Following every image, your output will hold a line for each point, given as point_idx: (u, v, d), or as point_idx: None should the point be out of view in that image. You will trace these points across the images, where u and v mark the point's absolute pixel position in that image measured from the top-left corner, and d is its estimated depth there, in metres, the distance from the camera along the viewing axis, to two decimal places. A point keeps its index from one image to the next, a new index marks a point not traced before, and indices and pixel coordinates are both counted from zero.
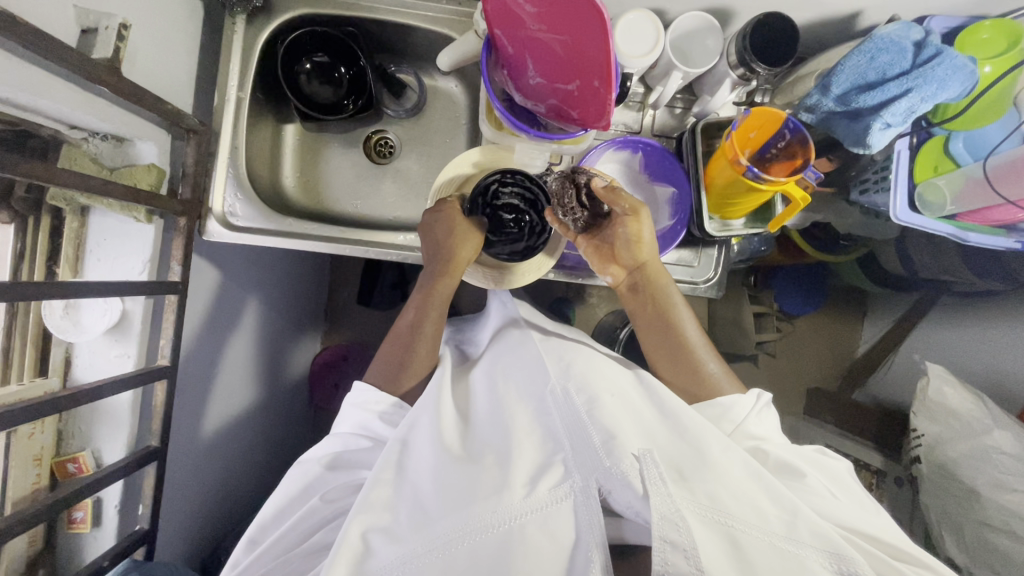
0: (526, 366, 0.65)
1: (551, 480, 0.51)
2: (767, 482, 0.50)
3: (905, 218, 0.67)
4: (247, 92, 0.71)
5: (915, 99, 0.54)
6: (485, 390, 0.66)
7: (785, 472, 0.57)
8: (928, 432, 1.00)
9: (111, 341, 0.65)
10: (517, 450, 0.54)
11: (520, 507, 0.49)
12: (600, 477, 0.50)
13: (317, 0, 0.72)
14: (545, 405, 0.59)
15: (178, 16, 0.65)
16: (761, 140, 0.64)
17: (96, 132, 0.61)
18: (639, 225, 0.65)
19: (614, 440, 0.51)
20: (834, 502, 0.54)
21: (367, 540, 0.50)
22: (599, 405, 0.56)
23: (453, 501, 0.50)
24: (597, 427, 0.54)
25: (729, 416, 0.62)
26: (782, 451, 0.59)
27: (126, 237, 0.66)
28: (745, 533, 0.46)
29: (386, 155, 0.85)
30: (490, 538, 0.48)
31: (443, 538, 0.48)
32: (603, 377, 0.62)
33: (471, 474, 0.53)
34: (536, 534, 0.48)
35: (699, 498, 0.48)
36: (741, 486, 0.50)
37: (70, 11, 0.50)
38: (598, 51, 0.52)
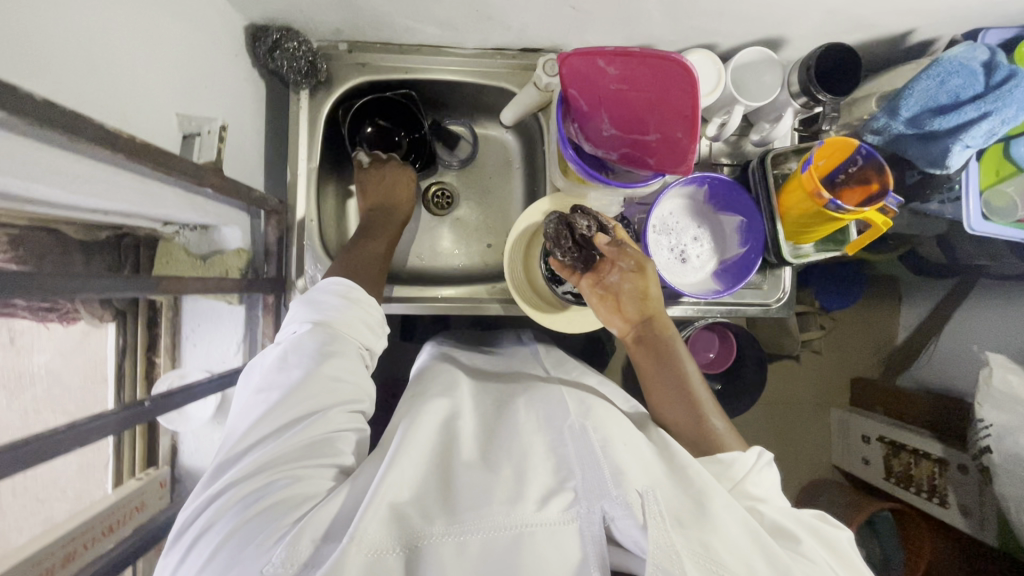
0: (550, 391, 0.60)
1: (562, 501, 0.46)
2: (765, 543, 0.44)
3: (980, 228, 0.67)
4: (315, 162, 0.73)
5: (995, 121, 0.56)
6: (505, 405, 0.61)
7: (782, 539, 0.49)
8: (996, 422, 1.01)
9: (214, 425, 0.66)
10: (532, 466, 0.49)
11: (530, 519, 0.45)
12: (604, 504, 0.45)
13: (374, 67, 0.74)
14: (565, 429, 0.53)
15: (247, 99, 0.67)
16: (830, 167, 0.65)
17: (187, 224, 0.62)
18: (644, 282, 0.64)
19: (622, 474, 0.46)
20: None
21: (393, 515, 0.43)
22: (616, 442, 0.50)
23: (464, 503, 0.46)
24: (609, 460, 0.48)
25: (726, 471, 0.54)
26: (779, 514, 0.51)
27: (219, 320, 0.67)
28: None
29: (444, 206, 0.86)
30: (496, 544, 0.44)
31: (466, 527, 0.44)
32: (617, 415, 0.56)
33: (484, 480, 0.48)
34: (544, 547, 0.44)
35: (696, 545, 0.43)
36: (739, 544, 0.44)
37: (172, 119, 0.52)
38: (684, 105, 0.54)
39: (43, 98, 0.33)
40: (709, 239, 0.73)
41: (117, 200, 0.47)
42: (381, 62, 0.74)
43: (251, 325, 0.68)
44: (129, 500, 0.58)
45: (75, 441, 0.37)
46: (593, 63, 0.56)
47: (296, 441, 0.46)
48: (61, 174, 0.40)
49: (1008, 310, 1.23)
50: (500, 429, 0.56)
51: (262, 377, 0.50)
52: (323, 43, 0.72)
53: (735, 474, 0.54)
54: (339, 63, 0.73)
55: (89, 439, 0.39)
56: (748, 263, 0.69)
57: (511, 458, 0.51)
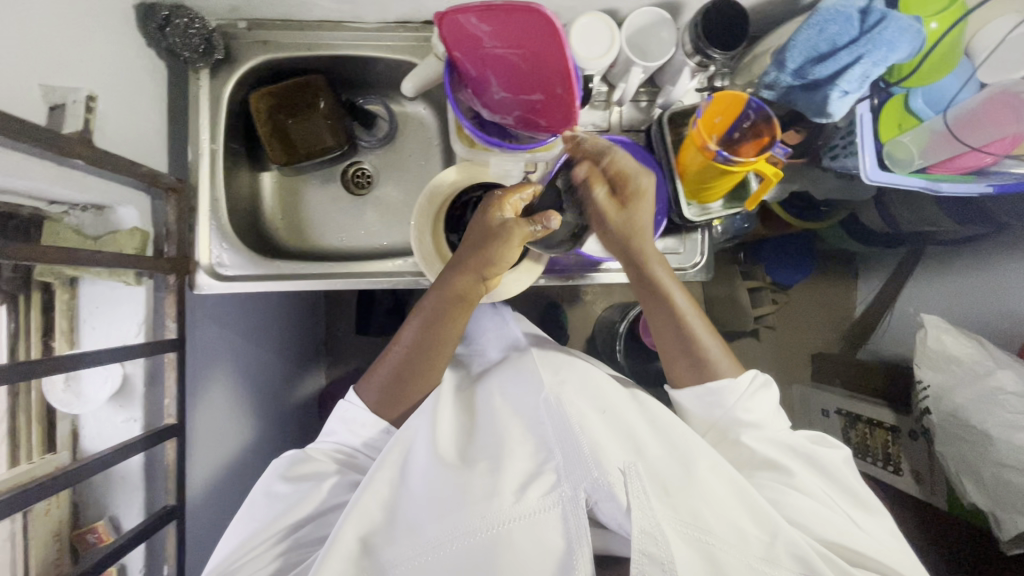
0: (520, 375, 0.68)
1: (540, 488, 0.55)
2: (747, 495, 0.55)
3: (876, 177, 0.68)
4: (220, 143, 0.72)
5: (868, 64, 0.56)
6: (483, 400, 0.69)
7: (777, 471, 0.62)
8: (933, 382, 1.01)
9: (115, 408, 0.66)
10: (508, 457, 0.58)
11: (510, 513, 0.53)
12: (586, 487, 0.53)
13: (274, 45, 0.73)
14: (539, 414, 0.62)
15: (142, 80, 0.66)
16: (728, 122, 0.66)
17: (76, 204, 0.62)
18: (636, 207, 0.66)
19: (601, 452, 0.54)
20: (821, 503, 0.60)
21: (364, 542, 0.56)
22: (590, 420, 0.59)
23: (444, 506, 0.55)
24: (587, 437, 0.56)
25: (723, 404, 0.67)
26: (766, 447, 0.64)
27: (118, 303, 0.66)
28: (721, 548, 0.51)
29: (364, 185, 0.86)
30: (476, 545, 0.53)
31: (436, 539, 0.54)
32: (597, 391, 0.65)
33: (460, 480, 0.57)
34: (522, 541, 0.52)
35: (682, 513, 0.52)
36: (722, 501, 0.54)
37: (37, 90, 0.52)
38: (556, 59, 0.55)
39: None
40: None
41: None
42: (284, 40, 0.74)
43: (154, 306, 0.67)
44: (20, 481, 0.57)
45: None
46: (465, 20, 0.55)
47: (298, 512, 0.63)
48: None
49: (952, 277, 1.25)
50: (480, 432, 0.65)
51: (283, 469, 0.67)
52: (221, 21, 0.72)
53: (730, 404, 0.66)
54: (239, 42, 0.73)
55: None
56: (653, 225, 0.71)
57: (489, 454, 0.60)
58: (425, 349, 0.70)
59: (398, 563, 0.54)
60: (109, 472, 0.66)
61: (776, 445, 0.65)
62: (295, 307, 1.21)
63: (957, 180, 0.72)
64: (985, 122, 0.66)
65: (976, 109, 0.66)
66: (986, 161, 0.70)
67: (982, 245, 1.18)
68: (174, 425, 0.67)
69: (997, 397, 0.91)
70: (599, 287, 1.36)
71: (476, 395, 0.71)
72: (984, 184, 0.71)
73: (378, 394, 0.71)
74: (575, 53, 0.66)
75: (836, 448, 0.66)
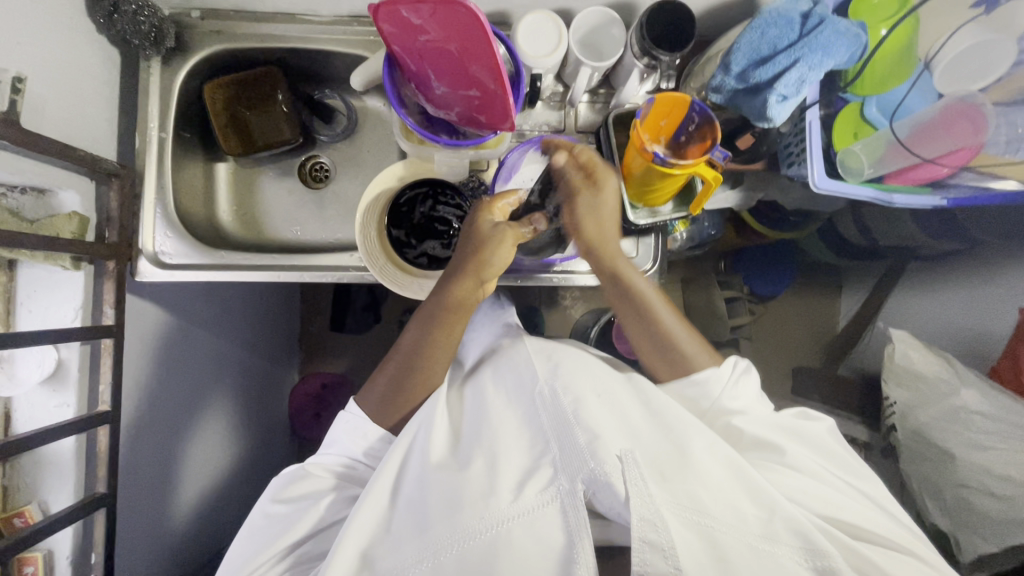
0: (515, 362, 0.67)
1: (538, 483, 0.54)
2: (745, 474, 0.54)
3: (825, 185, 0.66)
4: (169, 131, 0.73)
5: (805, 68, 0.55)
6: (474, 391, 0.68)
7: (766, 450, 0.60)
8: (900, 399, 1.00)
9: (49, 392, 0.65)
10: (505, 455, 0.57)
11: (508, 512, 0.52)
12: (584, 479, 0.52)
13: (229, 36, 0.74)
14: (535, 407, 0.61)
15: (91, 65, 0.66)
16: (673, 126, 0.65)
17: (15, 185, 0.60)
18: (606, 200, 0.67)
19: (597, 440, 0.54)
20: (817, 480, 0.58)
21: (366, 555, 0.56)
22: (586, 406, 0.58)
23: (441, 510, 0.54)
24: (582, 427, 0.56)
25: (705, 394, 0.64)
26: (755, 428, 0.61)
27: (57, 287, 0.65)
28: (720, 529, 0.49)
29: (321, 179, 0.85)
30: (478, 547, 0.52)
31: (437, 543, 0.53)
32: (589, 376, 0.64)
33: (457, 482, 0.56)
34: (522, 539, 0.51)
35: (681, 497, 0.50)
36: (719, 484, 0.53)
37: None
38: (486, 54, 0.54)
39: None
40: None
41: None
42: (238, 32, 0.75)
43: (93, 290, 0.66)
44: None
45: None
46: (398, 14, 0.54)
47: (295, 533, 0.61)
48: None
49: (929, 292, 1.23)
50: (472, 425, 0.64)
51: (276, 490, 0.63)
52: (175, 10, 0.73)
53: (714, 395, 0.64)
54: (194, 32, 0.74)
55: None
56: None
57: (484, 448, 0.59)
58: (418, 355, 0.68)
59: (396, 570, 0.53)
60: (38, 454, 0.65)
61: (767, 425, 0.62)
62: (272, 300, 1.21)
63: (912, 192, 0.70)
64: (937, 133, 0.65)
65: (931, 120, 0.65)
66: (943, 174, 0.68)
67: (963, 261, 1.16)
68: (110, 412, 0.67)
69: (960, 415, 0.89)
70: (577, 291, 1.32)
71: (467, 389, 0.69)
72: (940, 197, 0.69)
73: (374, 406, 0.68)
74: (520, 51, 0.65)
75: (821, 420, 0.64)
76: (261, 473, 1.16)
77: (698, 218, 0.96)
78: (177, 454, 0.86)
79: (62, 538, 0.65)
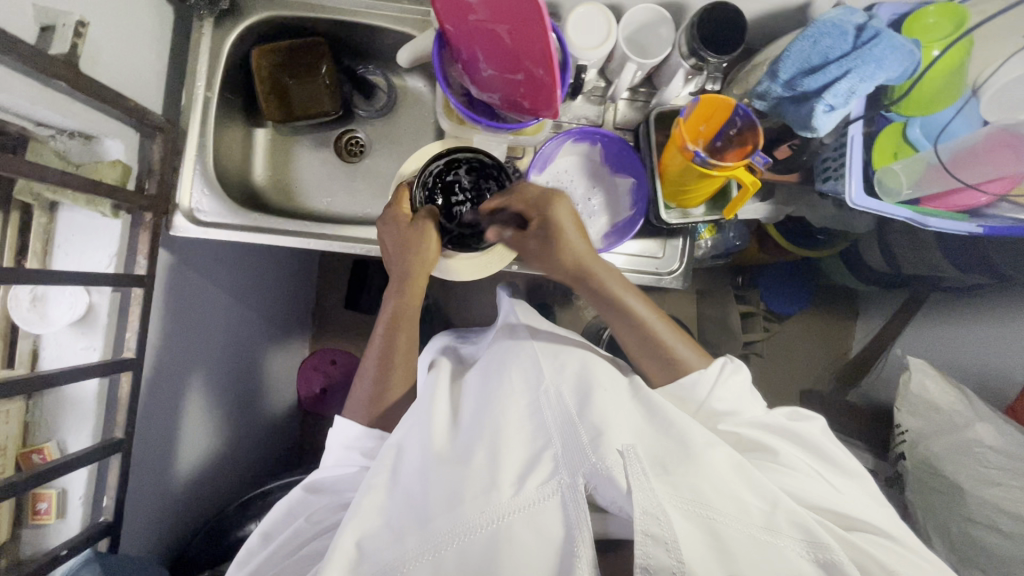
0: (520, 359, 0.67)
1: (539, 477, 0.54)
2: (750, 474, 0.54)
3: (861, 202, 0.66)
4: (214, 92, 0.74)
5: (855, 80, 0.55)
6: (477, 385, 0.67)
7: (766, 451, 0.60)
8: (911, 428, 0.98)
9: (77, 334, 0.66)
10: (506, 446, 0.57)
11: (508, 506, 0.53)
12: (586, 473, 0.53)
13: (281, 4, 0.75)
14: (539, 401, 0.62)
15: (147, 19, 0.68)
16: (713, 130, 0.65)
17: (64, 130, 0.63)
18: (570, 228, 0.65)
19: (601, 436, 0.54)
20: (818, 481, 0.58)
21: (361, 545, 0.56)
22: (587, 404, 0.58)
23: (441, 506, 0.54)
24: (586, 424, 0.56)
25: (693, 396, 0.65)
26: (758, 429, 0.62)
27: (93, 232, 0.67)
28: (725, 525, 0.50)
29: (356, 153, 0.86)
30: (478, 540, 0.52)
31: (438, 538, 0.53)
32: (597, 373, 0.64)
33: (458, 475, 0.56)
34: (523, 533, 0.52)
35: (683, 491, 0.51)
36: (724, 482, 0.53)
37: (30, 10, 0.52)
38: (537, 37, 0.54)
39: None
40: (601, 198, 0.74)
41: None
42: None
43: (128, 240, 0.68)
44: None
45: None
46: None
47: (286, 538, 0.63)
48: None
49: (954, 325, 1.21)
50: (471, 414, 0.63)
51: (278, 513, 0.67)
52: None
53: (701, 396, 0.65)
54: None
55: None
56: (630, 224, 0.71)
57: (485, 441, 0.58)
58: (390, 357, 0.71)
59: (394, 563, 0.53)
60: (61, 393, 0.66)
61: (754, 424, 0.63)
62: (292, 270, 1.22)
63: (948, 217, 0.69)
64: (980, 159, 0.65)
65: (974, 145, 0.64)
66: (982, 201, 0.67)
67: (988, 297, 1.15)
68: (134, 360, 0.68)
69: (973, 448, 0.88)
70: None
71: (471, 379, 0.70)
72: (976, 225, 0.68)
73: (366, 391, 0.71)
74: (568, 40, 0.65)
75: (814, 418, 0.64)
76: (263, 440, 1.17)
77: (724, 226, 0.96)
78: (185, 408, 0.86)
79: (77, 477, 0.66)
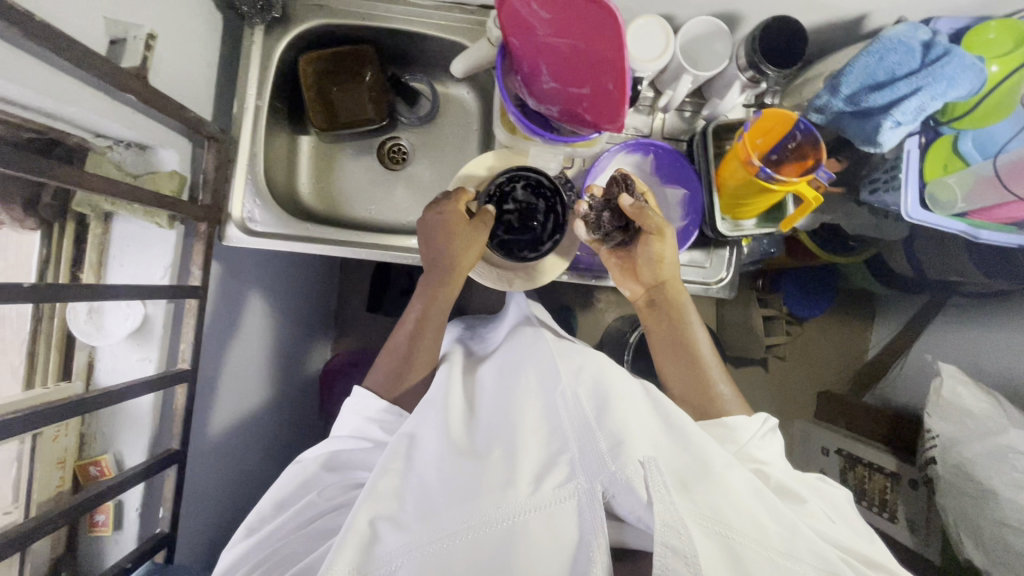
0: (537, 360, 0.66)
1: (556, 479, 0.52)
2: (770, 500, 0.53)
3: (916, 216, 0.66)
4: (265, 100, 0.73)
5: (925, 98, 0.56)
6: (492, 384, 0.68)
7: (788, 496, 0.58)
8: (942, 433, 1.00)
9: (132, 345, 0.66)
10: (523, 446, 0.55)
11: (523, 505, 0.50)
12: (604, 480, 0.51)
13: (330, 11, 0.75)
14: (555, 403, 0.60)
15: (201, 27, 0.67)
16: (770, 143, 0.65)
17: (121, 140, 0.63)
18: (661, 246, 0.67)
19: (621, 446, 0.52)
20: (832, 524, 0.57)
21: (374, 527, 0.52)
22: (607, 408, 0.56)
23: (457, 496, 0.52)
24: (605, 432, 0.54)
25: (735, 438, 0.63)
26: (782, 475, 0.60)
27: (148, 243, 0.67)
28: (745, 545, 0.48)
29: (399, 161, 0.86)
30: (493, 535, 0.50)
31: (451, 527, 0.50)
32: (614, 381, 0.62)
33: (474, 471, 0.54)
34: (539, 533, 0.49)
35: (701, 508, 0.49)
36: (742, 503, 0.51)
37: (101, 23, 0.52)
38: (612, 52, 0.53)
39: None
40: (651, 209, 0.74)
41: (26, 88, 0.47)
42: (339, 6, 0.75)
43: (182, 251, 0.68)
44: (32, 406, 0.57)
45: None
46: (525, 7, 0.55)
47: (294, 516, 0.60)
48: None
49: None
50: (489, 416, 0.63)
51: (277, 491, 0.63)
52: None
53: (740, 442, 0.63)
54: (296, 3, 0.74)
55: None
56: (685, 235, 0.72)
57: (502, 442, 0.57)
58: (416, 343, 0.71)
59: (402, 553, 0.50)
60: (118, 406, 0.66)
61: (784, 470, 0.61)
62: (317, 273, 1.21)
63: (998, 230, 0.70)
64: None
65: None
66: None
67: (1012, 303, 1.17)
68: (188, 371, 0.68)
69: (1008, 455, 0.89)
70: (612, 297, 1.43)
71: (486, 375, 0.70)
72: None
73: (381, 381, 0.70)
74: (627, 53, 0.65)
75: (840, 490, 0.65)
76: (292, 444, 1.17)
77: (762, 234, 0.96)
78: (226, 416, 0.85)
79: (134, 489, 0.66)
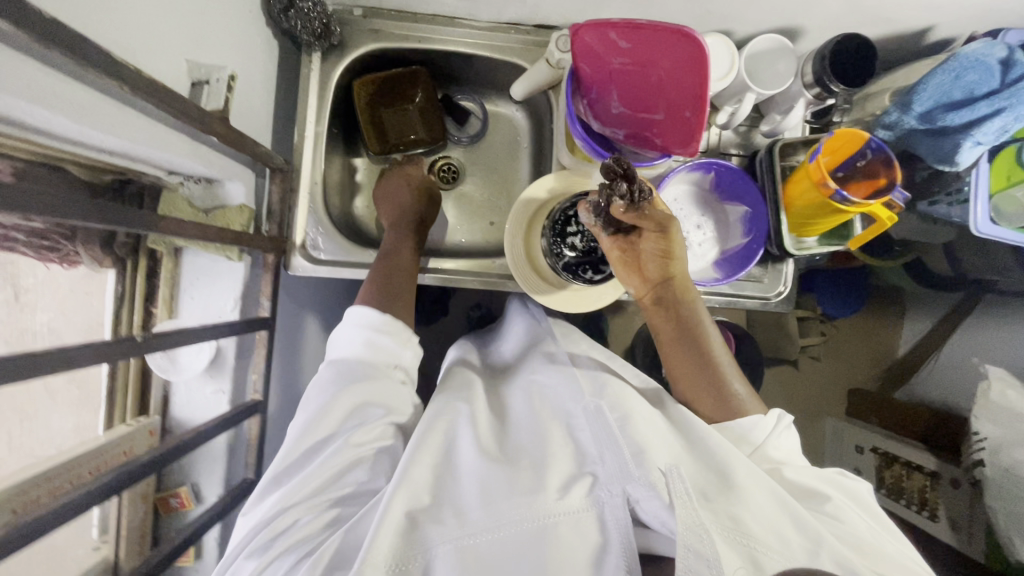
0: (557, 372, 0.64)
1: (583, 487, 0.51)
2: (793, 509, 0.48)
3: (986, 230, 0.67)
4: (323, 126, 0.73)
5: (1007, 118, 0.56)
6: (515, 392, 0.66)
7: (809, 500, 0.54)
8: (992, 436, 0.99)
9: (207, 379, 0.67)
10: (551, 454, 0.54)
11: (554, 509, 0.49)
12: (627, 487, 0.49)
13: (385, 34, 0.74)
14: (576, 417, 0.58)
15: (263, 57, 0.67)
16: (836, 161, 0.65)
17: (191, 175, 0.63)
18: (668, 244, 0.64)
19: (644, 454, 0.50)
20: (866, 532, 0.51)
21: (410, 518, 0.48)
22: (633, 420, 0.55)
23: (487, 499, 0.50)
24: (630, 441, 0.52)
25: (749, 438, 0.59)
26: (802, 476, 0.56)
27: (217, 275, 0.68)
28: (768, 556, 0.43)
29: (449, 180, 0.85)
30: (524, 539, 0.48)
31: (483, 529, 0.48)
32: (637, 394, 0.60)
33: (504, 474, 0.52)
34: (569, 536, 0.48)
35: (722, 518, 0.46)
36: (764, 512, 0.47)
37: (185, 66, 0.52)
38: (693, 81, 0.55)
39: (86, 41, 0.35)
40: (712, 227, 0.73)
41: (126, 140, 0.47)
42: (395, 30, 0.74)
43: (250, 282, 0.69)
44: (119, 447, 0.58)
45: (63, 364, 0.37)
46: (605, 37, 0.56)
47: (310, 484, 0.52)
48: (71, 105, 0.40)
49: None
50: (516, 423, 0.61)
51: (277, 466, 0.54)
52: (339, 7, 0.72)
53: (756, 442, 0.59)
54: (351, 27, 0.74)
55: (80, 365, 0.39)
56: (749, 254, 0.70)
57: (530, 452, 0.55)
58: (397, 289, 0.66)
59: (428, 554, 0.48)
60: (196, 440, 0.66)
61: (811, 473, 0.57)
62: None
63: None
64: None
65: None
66: None
67: None
68: (259, 403, 0.68)
69: None
70: None
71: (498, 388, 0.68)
72: None
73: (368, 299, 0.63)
74: None
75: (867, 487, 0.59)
76: None
77: None
78: None
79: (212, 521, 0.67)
